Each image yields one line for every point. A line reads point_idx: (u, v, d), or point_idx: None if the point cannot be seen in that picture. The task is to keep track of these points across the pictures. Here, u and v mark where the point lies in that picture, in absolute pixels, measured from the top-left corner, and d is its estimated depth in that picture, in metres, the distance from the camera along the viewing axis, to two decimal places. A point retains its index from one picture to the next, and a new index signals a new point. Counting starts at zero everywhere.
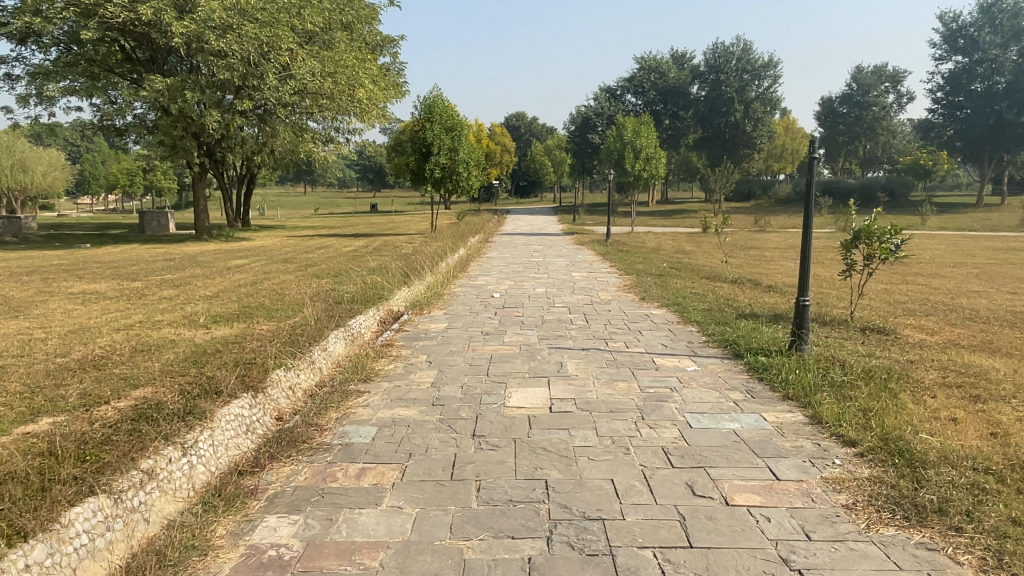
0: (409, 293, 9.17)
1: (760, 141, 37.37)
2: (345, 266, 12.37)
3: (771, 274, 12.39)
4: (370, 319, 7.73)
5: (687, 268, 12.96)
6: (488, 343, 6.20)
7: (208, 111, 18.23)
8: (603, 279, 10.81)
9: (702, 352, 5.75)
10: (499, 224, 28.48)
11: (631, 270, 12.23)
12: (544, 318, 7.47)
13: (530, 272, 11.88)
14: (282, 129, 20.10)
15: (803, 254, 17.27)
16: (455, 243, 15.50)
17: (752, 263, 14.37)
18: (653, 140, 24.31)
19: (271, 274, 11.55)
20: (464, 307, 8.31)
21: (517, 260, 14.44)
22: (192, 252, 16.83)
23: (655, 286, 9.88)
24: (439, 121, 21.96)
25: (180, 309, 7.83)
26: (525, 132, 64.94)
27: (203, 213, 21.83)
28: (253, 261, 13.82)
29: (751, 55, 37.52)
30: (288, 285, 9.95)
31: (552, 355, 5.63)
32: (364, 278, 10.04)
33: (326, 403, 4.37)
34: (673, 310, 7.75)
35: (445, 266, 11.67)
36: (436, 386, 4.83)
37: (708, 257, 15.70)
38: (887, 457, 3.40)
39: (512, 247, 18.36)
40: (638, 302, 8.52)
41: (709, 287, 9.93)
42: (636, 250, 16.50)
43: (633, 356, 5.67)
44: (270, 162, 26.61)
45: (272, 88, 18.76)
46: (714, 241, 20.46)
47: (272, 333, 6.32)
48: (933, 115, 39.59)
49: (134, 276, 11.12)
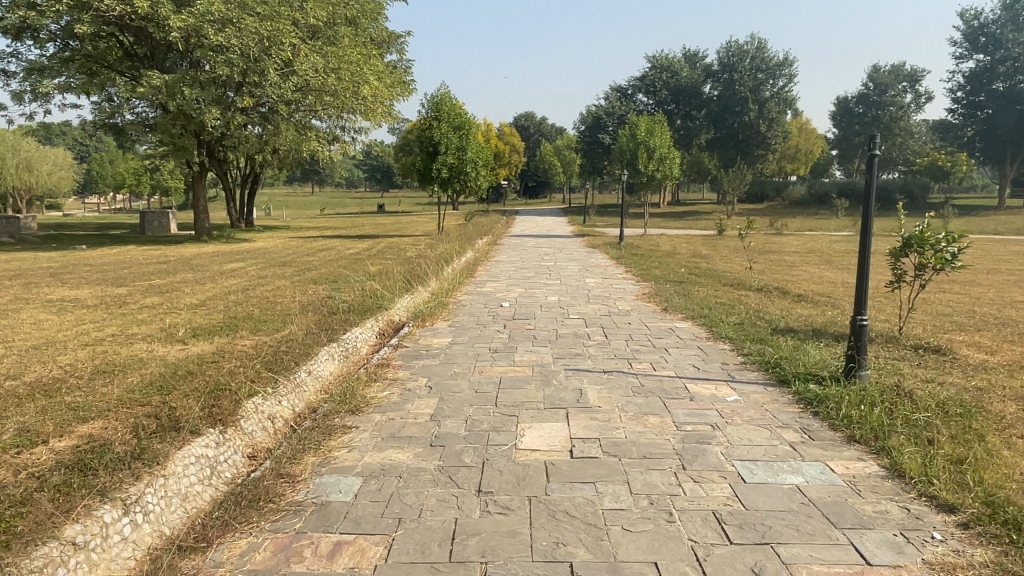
0: (412, 301, 8.53)
1: (775, 141, 36.39)
2: (345, 271, 11.69)
3: (798, 281, 11.63)
4: (367, 332, 7.07)
5: (707, 274, 12.21)
6: (498, 363, 5.50)
7: (208, 108, 17.66)
8: (620, 287, 10.11)
9: (741, 377, 5.03)
10: (507, 225, 27.80)
11: (649, 276, 11.51)
12: (558, 332, 6.76)
13: (541, 278, 11.19)
14: (285, 127, 19.49)
15: (825, 259, 16.52)
16: (461, 246, 14.80)
17: (775, 268, 13.63)
18: (668, 139, 23.59)
19: (266, 278, 10.89)
20: (471, 318, 7.61)
21: (527, 264, 13.74)
22: (190, 254, 16.22)
23: (676, 295, 9.16)
24: (447, 120, 21.31)
25: (159, 320, 7.19)
26: (533, 131, 64.25)
27: (203, 214, 21.21)
28: (250, 264, 13.17)
29: (765, 54, 36.62)
30: (283, 292, 9.30)
31: (569, 380, 4.92)
32: (363, 285, 9.37)
33: (303, 443, 3.71)
34: (701, 324, 7.03)
35: (450, 271, 10.98)
36: (436, 420, 4.12)
37: (727, 261, 14.96)
38: (1002, 534, 2.68)
39: (521, 250, 17.67)
40: (661, 313, 7.80)
41: (734, 296, 9.22)
42: (651, 254, 15.78)
43: (663, 380, 4.95)
44: (274, 161, 26.00)
45: (273, 85, 18.19)
46: (731, 244, 19.70)
47: (254, 352, 5.65)
48: (953, 115, 38.66)
49: (121, 282, 10.47)
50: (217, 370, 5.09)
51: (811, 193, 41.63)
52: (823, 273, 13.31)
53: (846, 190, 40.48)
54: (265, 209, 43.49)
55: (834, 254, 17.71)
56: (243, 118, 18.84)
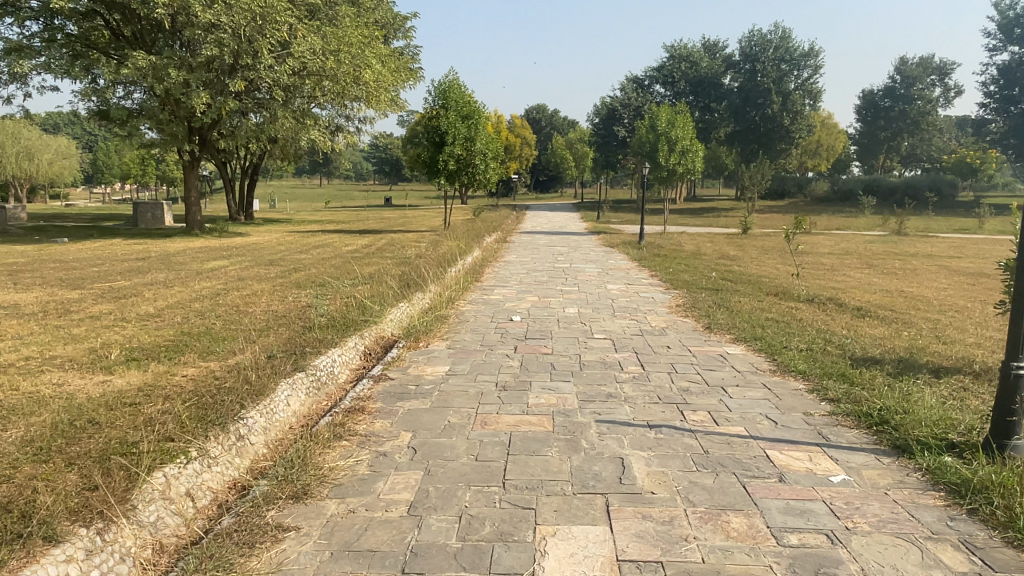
0: (405, 311, 7.25)
1: (799, 136, 34.80)
2: (337, 274, 10.37)
3: (848, 290, 10.26)
4: (347, 354, 5.83)
5: (742, 280, 10.82)
6: (509, 410, 4.16)
7: (196, 92, 16.37)
8: (647, 296, 8.80)
9: (838, 441, 3.70)
10: (518, 221, 26.47)
11: (678, 282, 10.19)
12: (583, 360, 5.41)
13: (556, 284, 9.89)
14: (282, 114, 18.18)
15: (865, 262, 15.12)
16: (467, 245, 13.47)
17: (815, 273, 12.21)
18: (690, 131, 22.16)
19: (246, 281, 9.59)
20: (473, 338, 6.28)
21: (540, 266, 12.47)
22: (175, 250, 15.02)
23: (717, 307, 7.80)
24: (455, 109, 20.03)
25: (93, 337, 5.90)
26: (545, 124, 62.76)
27: (194, 206, 19.94)
28: (233, 263, 11.93)
29: (789, 44, 35.01)
30: (257, 298, 8.04)
31: (604, 441, 3.59)
32: (351, 292, 8.12)
33: (205, 563, 2.42)
34: (760, 352, 5.66)
35: (454, 274, 9.66)
36: (415, 517, 2.80)
37: (760, 264, 13.56)
38: None
39: (533, 249, 16.32)
40: (705, 333, 6.46)
41: (783, 311, 7.85)
42: (676, 256, 14.47)
43: (733, 442, 3.61)
44: (273, 150, 24.71)
45: (268, 68, 16.90)
46: (758, 244, 18.31)
47: (192, 388, 4.39)
48: (984, 110, 36.76)
49: (79, 283, 9.21)
50: (131, 419, 3.80)
51: (835, 190, 40.04)
52: (871, 280, 11.92)
53: (871, 187, 38.81)
54: (269, 201, 42.31)
55: (873, 257, 16.25)
56: (237, 104, 17.56)
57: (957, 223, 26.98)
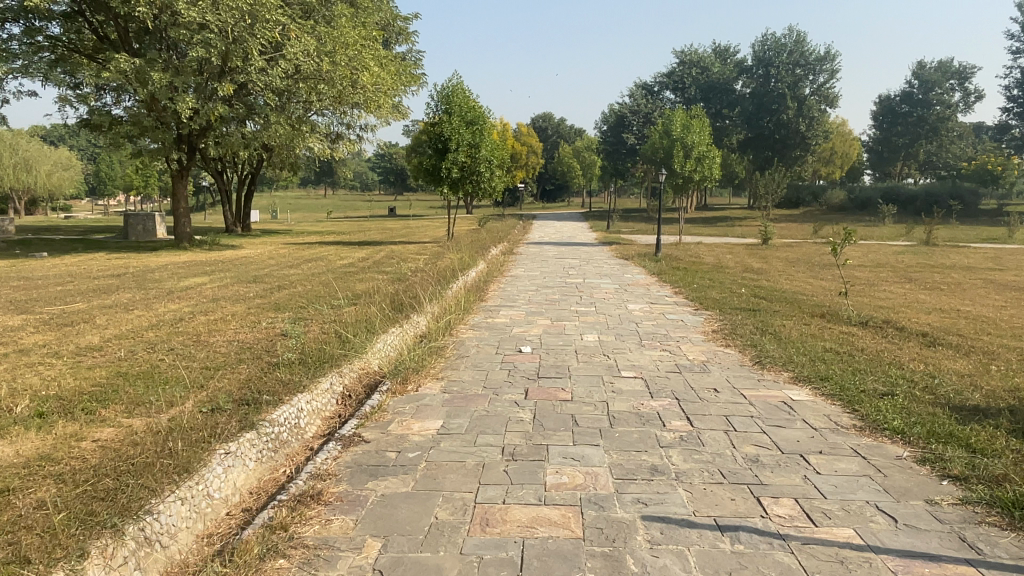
0: (394, 341, 6.17)
1: (816, 141, 33.74)
2: (323, 292, 9.29)
3: (900, 310, 9.12)
4: (319, 400, 4.76)
5: (777, 298, 9.68)
6: (520, 498, 3.02)
7: (181, 97, 15.32)
8: (676, 318, 7.70)
9: (1000, 559, 2.54)
10: (525, 231, 25.42)
11: (707, 300, 9.09)
12: (611, 412, 4.27)
13: (570, 303, 8.81)
14: (274, 119, 17.14)
15: (901, 276, 13.97)
16: (471, 258, 12.39)
17: (855, 289, 11.08)
18: (706, 136, 21.05)
19: (219, 302, 8.49)
20: (475, 377, 5.15)
21: (551, 281, 11.38)
22: (158, 264, 14.00)
23: (761, 334, 6.67)
24: (458, 113, 18.96)
25: (7, 380, 4.82)
26: (552, 133, 61.90)
27: (183, 217, 18.88)
28: (213, 280, 10.83)
29: (804, 47, 33.98)
30: (224, 324, 6.95)
31: (659, 560, 2.46)
32: (335, 317, 7.02)
33: None
34: (835, 401, 4.52)
35: (454, 293, 8.56)
36: None
37: (791, 279, 12.46)
38: None
39: (542, 261, 15.25)
40: (757, 369, 5.32)
41: (837, 338, 6.72)
42: (698, 270, 13.37)
43: (847, 562, 2.47)
44: (270, 159, 23.77)
45: (259, 71, 15.88)
46: (781, 255, 17.20)
47: (94, 465, 3.30)
48: (1006, 115, 35.36)
49: (30, 306, 8.13)
50: None
51: (852, 198, 38.89)
52: (918, 297, 10.77)
53: (890, 195, 37.66)
54: (271, 212, 41.47)
55: (908, 269, 15.08)
56: (226, 109, 16.53)
57: (985, 232, 25.77)
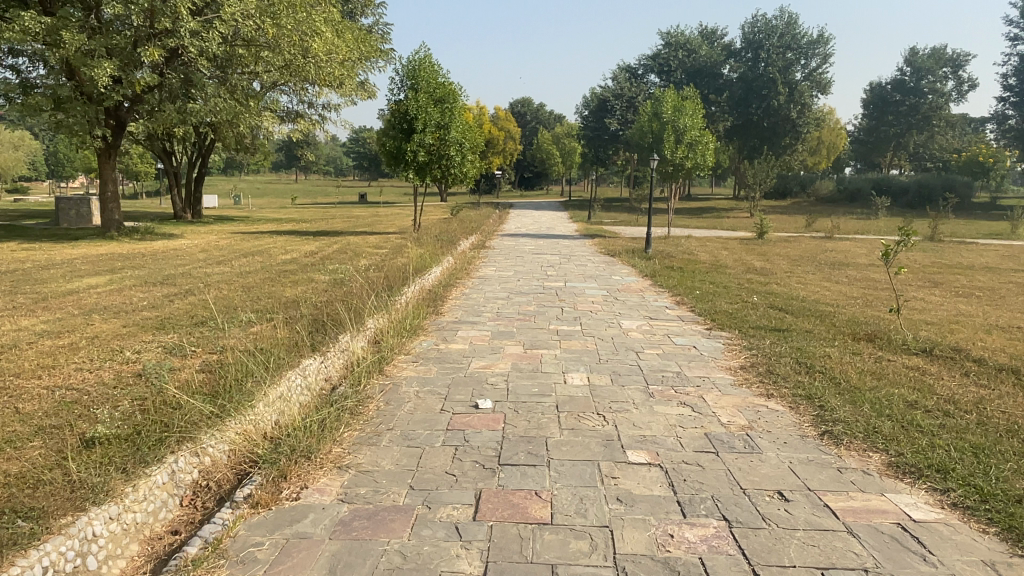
0: (298, 389, 4.33)
1: (806, 130, 32.38)
2: (236, 300, 7.41)
3: (952, 327, 7.47)
4: (134, 514, 2.90)
5: (800, 310, 7.98)
6: None
7: (100, 63, 13.18)
8: (687, 343, 5.92)
9: None
10: (500, 220, 23.64)
11: (719, 314, 7.34)
12: (621, 558, 2.43)
13: (551, 317, 7.03)
14: (212, 91, 15.10)
15: (924, 278, 12.32)
16: (433, 255, 10.52)
17: (885, 298, 9.40)
18: (699, 119, 19.29)
19: (89, 318, 6.44)
20: (399, 466, 3.23)
21: (527, 284, 9.60)
22: (66, 257, 11.98)
23: (806, 375, 4.90)
24: (425, 89, 16.99)
25: None
26: (530, 118, 60.01)
27: (111, 203, 16.78)
28: (115, 281, 8.86)
29: (796, 30, 32.36)
30: (64, 357, 4.97)
31: None
32: (229, 344, 5.16)
33: None
34: (988, 528, 2.73)
35: (402, 305, 6.65)
36: None
37: (805, 283, 10.80)
38: None
39: (517, 257, 13.41)
40: (831, 449, 3.53)
41: (911, 380, 4.93)
42: (695, 269, 11.66)
43: None
44: (221, 140, 21.59)
45: (196, 36, 13.82)
46: (782, 252, 15.55)
47: None
48: (1003, 105, 34.07)
49: None
50: None
51: (841, 189, 37.60)
52: (959, 307, 9.14)
53: (881, 186, 36.33)
54: (233, 197, 39.14)
55: (926, 270, 13.52)
56: (154, 80, 14.42)
57: (987, 227, 24.42)
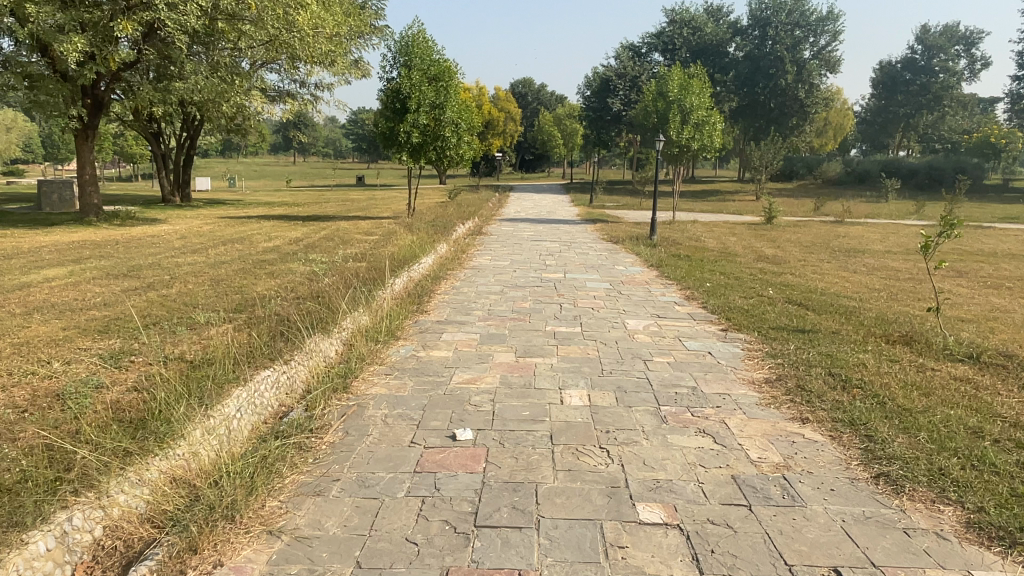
0: (243, 412, 3.58)
1: (814, 110, 31.50)
2: (199, 295, 6.71)
3: (989, 325, 6.76)
4: None
5: (821, 305, 7.26)
6: None
7: (69, 38, 12.34)
8: (700, 348, 5.22)
9: None
10: (498, 204, 22.88)
11: (733, 311, 6.62)
12: None
13: (548, 316, 6.32)
14: (192, 68, 14.26)
15: (946, 267, 11.57)
16: (423, 243, 9.80)
17: (910, 290, 8.69)
18: (705, 97, 18.44)
19: (27, 318, 5.72)
20: (347, 530, 2.54)
21: (523, 275, 8.89)
22: (34, 245, 11.26)
23: (841, 391, 4.19)
24: (418, 66, 16.17)
25: None
26: (532, 99, 58.85)
27: (89, 186, 16.01)
28: (75, 273, 8.17)
29: (805, 6, 31.31)
30: None
31: None
32: (170, 354, 4.46)
33: None
34: None
35: (381, 302, 5.94)
36: None
37: (821, 273, 10.07)
38: None
39: (514, 244, 12.69)
40: (889, 500, 2.83)
41: (965, 397, 4.22)
42: (704, 258, 10.93)
43: None
44: (208, 121, 20.77)
45: (172, 10, 12.95)
46: (792, 238, 14.81)
47: None
48: (1017, 84, 33.08)
49: None
50: None
51: (848, 171, 36.74)
52: (989, 300, 8.41)
53: (889, 168, 35.44)
54: (229, 180, 38.37)
55: (946, 257, 12.78)
56: (130, 56, 13.59)
57: (1000, 211, 23.64)
